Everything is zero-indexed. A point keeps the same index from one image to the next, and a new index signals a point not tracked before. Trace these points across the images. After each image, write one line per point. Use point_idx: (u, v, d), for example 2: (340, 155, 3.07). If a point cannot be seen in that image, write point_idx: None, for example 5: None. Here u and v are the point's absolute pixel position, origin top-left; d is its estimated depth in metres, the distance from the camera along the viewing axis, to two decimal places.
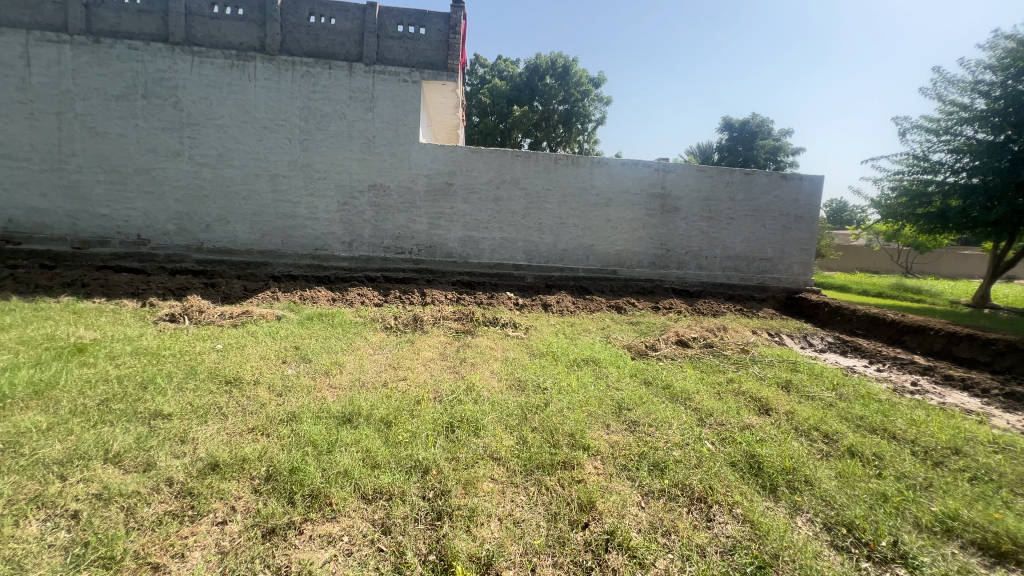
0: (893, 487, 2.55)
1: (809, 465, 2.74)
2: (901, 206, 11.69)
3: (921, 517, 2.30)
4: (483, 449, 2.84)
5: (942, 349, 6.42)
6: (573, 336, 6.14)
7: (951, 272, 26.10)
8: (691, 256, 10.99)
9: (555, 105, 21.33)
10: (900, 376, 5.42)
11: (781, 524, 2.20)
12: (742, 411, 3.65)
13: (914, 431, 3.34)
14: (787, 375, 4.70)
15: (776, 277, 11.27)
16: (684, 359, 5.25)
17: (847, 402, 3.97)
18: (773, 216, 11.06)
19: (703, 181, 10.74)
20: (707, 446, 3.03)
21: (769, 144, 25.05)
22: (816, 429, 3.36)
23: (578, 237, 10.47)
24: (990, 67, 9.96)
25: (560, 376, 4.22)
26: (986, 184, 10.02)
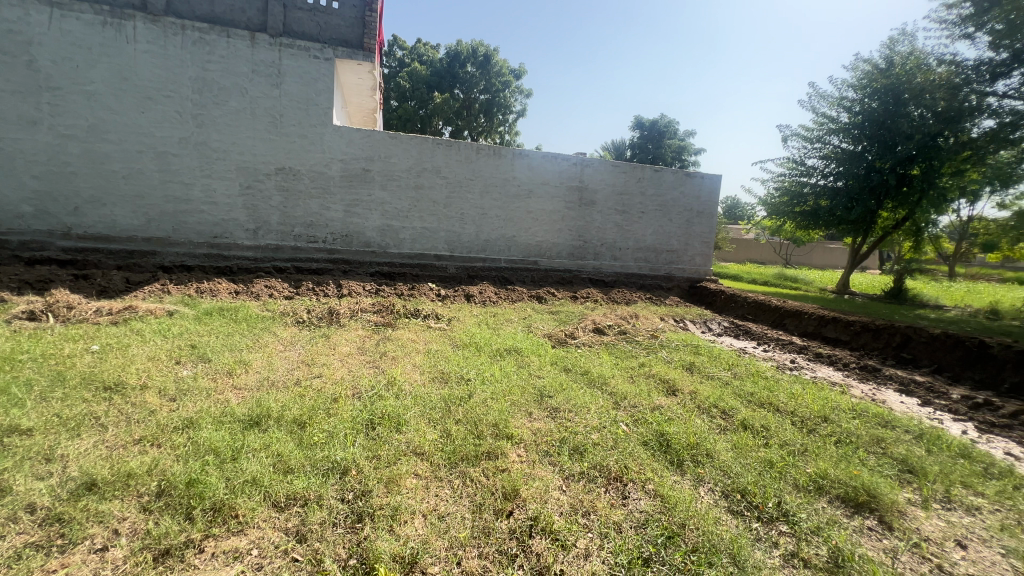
0: (778, 454, 2.90)
1: (710, 439, 3.04)
2: (783, 204, 13.20)
3: (799, 479, 2.64)
4: (405, 445, 2.78)
5: (814, 331, 7.38)
6: (496, 326, 6.20)
7: (820, 263, 30.03)
8: (606, 247, 11.54)
9: (476, 93, 21.13)
10: (781, 355, 6.17)
11: (687, 496, 2.41)
12: (653, 393, 3.93)
13: (793, 403, 3.81)
14: (690, 358, 5.14)
15: (681, 268, 12.21)
16: (601, 346, 5.53)
17: (739, 380, 4.44)
18: (679, 211, 11.95)
19: (617, 176, 11.30)
20: (622, 427, 3.22)
21: (675, 143, 26.94)
22: (715, 407, 3.70)
23: (500, 228, 10.54)
24: (851, 86, 11.53)
25: (483, 367, 4.24)
26: (848, 187, 11.63)
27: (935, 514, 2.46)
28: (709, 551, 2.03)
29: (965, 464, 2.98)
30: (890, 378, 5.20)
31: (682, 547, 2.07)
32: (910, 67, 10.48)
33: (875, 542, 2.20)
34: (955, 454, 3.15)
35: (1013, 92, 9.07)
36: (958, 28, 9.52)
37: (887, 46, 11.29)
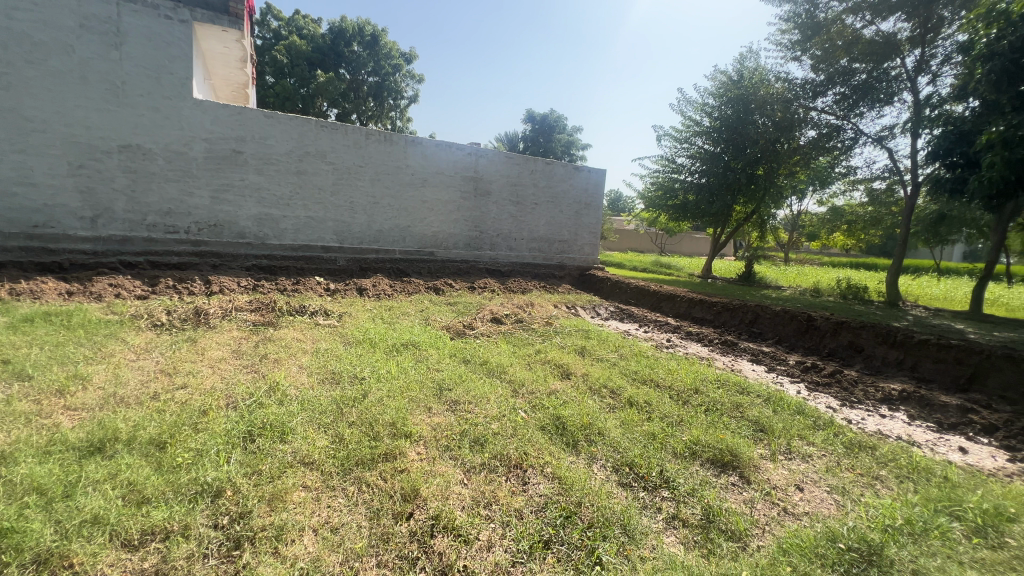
0: (659, 426, 3.21)
1: (600, 418, 3.26)
2: (658, 198, 14.56)
3: (677, 447, 2.94)
4: (291, 455, 2.56)
5: (685, 312, 8.30)
6: (392, 320, 5.97)
7: (688, 251, 33.83)
8: (502, 238, 11.73)
9: (364, 75, 19.96)
10: (659, 335, 6.83)
11: (582, 475, 2.55)
12: (549, 378, 4.11)
13: (669, 378, 4.25)
14: (582, 342, 5.45)
15: (572, 257, 12.86)
16: (498, 336, 5.61)
17: (625, 360, 4.83)
18: (569, 203, 12.56)
19: (511, 168, 11.53)
20: (520, 414, 3.31)
21: (564, 138, 28.22)
22: (605, 387, 3.98)
23: (393, 218, 10.15)
24: (711, 93, 13.01)
25: (379, 363, 4.07)
26: (710, 184, 13.17)
27: (780, 464, 2.91)
28: (604, 526, 2.17)
29: (800, 419, 3.57)
30: (744, 351, 6.04)
31: (579, 524, 2.18)
32: (754, 80, 12.12)
33: (738, 496, 2.53)
34: (793, 411, 3.76)
35: (828, 108, 10.98)
36: (789, 51, 11.22)
37: (738, 61, 12.92)
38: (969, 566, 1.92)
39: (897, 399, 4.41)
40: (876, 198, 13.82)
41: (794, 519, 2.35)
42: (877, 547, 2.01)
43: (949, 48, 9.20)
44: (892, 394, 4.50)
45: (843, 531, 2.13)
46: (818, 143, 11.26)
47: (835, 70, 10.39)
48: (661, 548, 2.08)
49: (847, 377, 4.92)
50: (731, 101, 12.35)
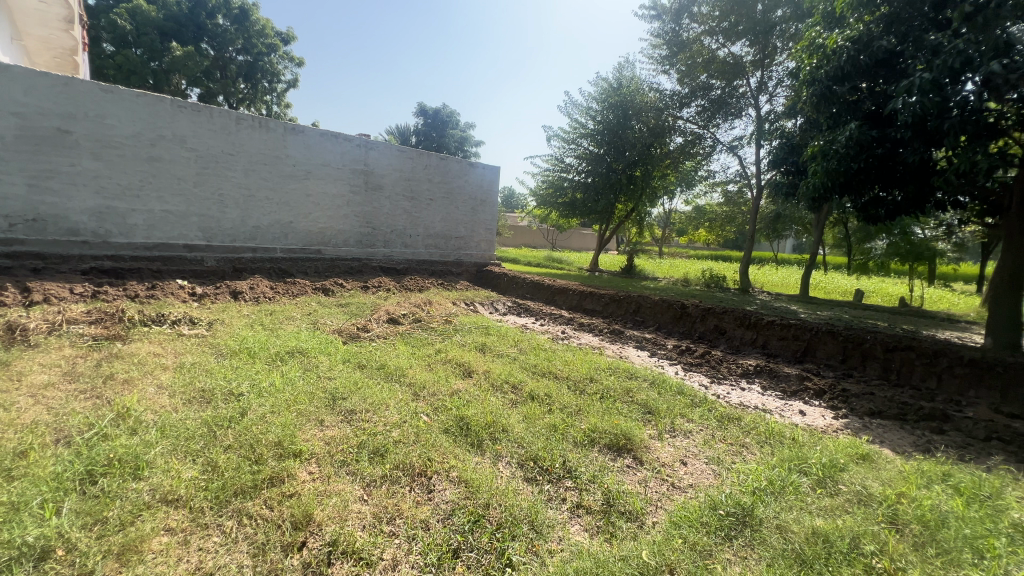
0: (560, 418, 3.33)
1: (504, 415, 3.30)
2: (549, 196, 15.19)
3: (578, 436, 3.09)
4: (149, 494, 2.18)
5: (577, 305, 8.78)
6: (274, 326, 5.42)
7: (579, 245, 36.03)
8: (396, 234, 11.30)
9: (231, 52, 17.82)
10: (554, 327, 7.15)
11: (489, 475, 2.54)
12: (450, 378, 4.04)
13: (567, 369, 4.44)
14: (483, 339, 5.47)
15: (470, 253, 12.82)
16: (396, 337, 5.40)
17: (525, 354, 4.95)
18: (465, 199, 12.51)
19: (404, 162, 11.16)
20: (422, 419, 3.21)
21: (457, 134, 28.18)
22: (507, 382, 4.04)
23: (272, 213, 9.24)
24: (594, 98, 13.84)
25: (260, 376, 3.66)
26: (595, 184, 14.04)
27: (666, 442, 3.19)
28: (512, 525, 2.18)
29: (681, 399, 3.96)
30: (630, 338, 6.56)
31: (487, 527, 2.17)
32: (631, 89, 13.18)
33: (633, 477, 2.72)
34: (674, 391, 4.16)
35: (692, 118, 12.37)
36: (660, 64, 12.37)
37: (617, 70, 13.91)
38: (815, 513, 2.30)
39: (753, 373, 5.13)
40: (730, 199, 15.92)
41: (680, 492, 2.59)
42: (750, 509, 2.30)
43: (782, 72, 10.82)
44: (749, 368, 5.22)
45: (722, 498, 2.39)
46: (685, 149, 12.83)
47: (697, 84, 11.71)
48: (567, 539, 2.15)
49: (714, 357, 5.60)
50: (612, 106, 13.28)
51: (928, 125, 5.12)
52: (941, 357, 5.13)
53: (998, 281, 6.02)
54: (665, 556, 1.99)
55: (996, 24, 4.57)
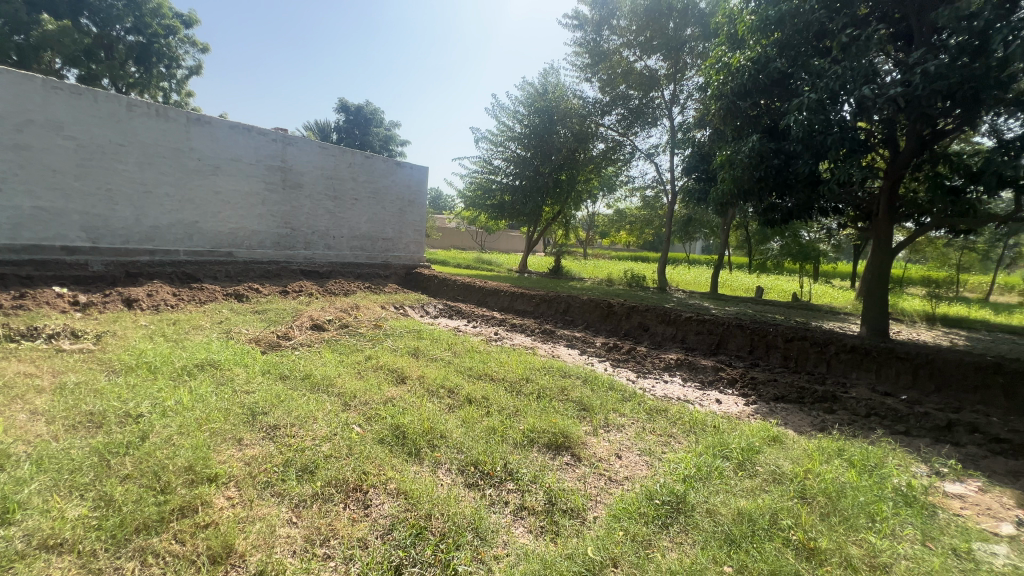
0: (499, 420, 3.32)
1: (442, 420, 3.23)
2: (477, 198, 15.18)
3: (517, 437, 3.10)
4: (24, 542, 1.86)
5: (509, 306, 8.85)
6: (178, 337, 4.88)
7: (506, 247, 36.62)
8: (318, 236, 10.69)
9: (118, 31, 15.83)
10: (487, 329, 7.13)
11: (429, 485, 2.47)
12: (383, 385, 3.89)
13: (502, 370, 4.46)
14: (415, 343, 5.32)
15: (398, 255, 12.43)
16: (321, 344, 5.10)
17: (459, 357, 4.88)
18: (392, 199, 12.14)
19: (325, 159, 10.62)
20: (355, 430, 3.05)
21: (382, 132, 27.36)
22: (443, 387, 3.95)
23: (174, 212, 8.35)
24: (520, 102, 14.04)
25: (164, 393, 3.27)
26: (522, 186, 14.25)
27: (601, 437, 3.30)
28: (456, 534, 2.12)
29: (613, 394, 4.12)
30: (561, 337, 6.72)
31: (430, 539, 2.10)
32: (556, 95, 13.55)
33: (572, 474, 2.77)
34: (606, 388, 4.31)
35: (613, 126, 13.02)
36: (583, 72, 12.88)
37: (542, 75, 14.24)
38: (739, 495, 2.49)
39: (674, 366, 5.47)
40: (648, 203, 16.92)
41: (616, 485, 2.69)
42: (682, 496, 2.44)
43: (691, 86, 11.71)
44: (671, 362, 5.57)
45: (656, 487, 2.51)
46: (607, 155, 13.49)
47: (617, 94, 12.36)
48: (512, 542, 2.14)
49: (639, 352, 5.91)
50: (538, 111, 13.57)
51: (816, 139, 5.77)
52: (830, 345, 5.80)
53: (869, 277, 6.89)
54: (609, 550, 2.04)
55: (866, 55, 5.27)
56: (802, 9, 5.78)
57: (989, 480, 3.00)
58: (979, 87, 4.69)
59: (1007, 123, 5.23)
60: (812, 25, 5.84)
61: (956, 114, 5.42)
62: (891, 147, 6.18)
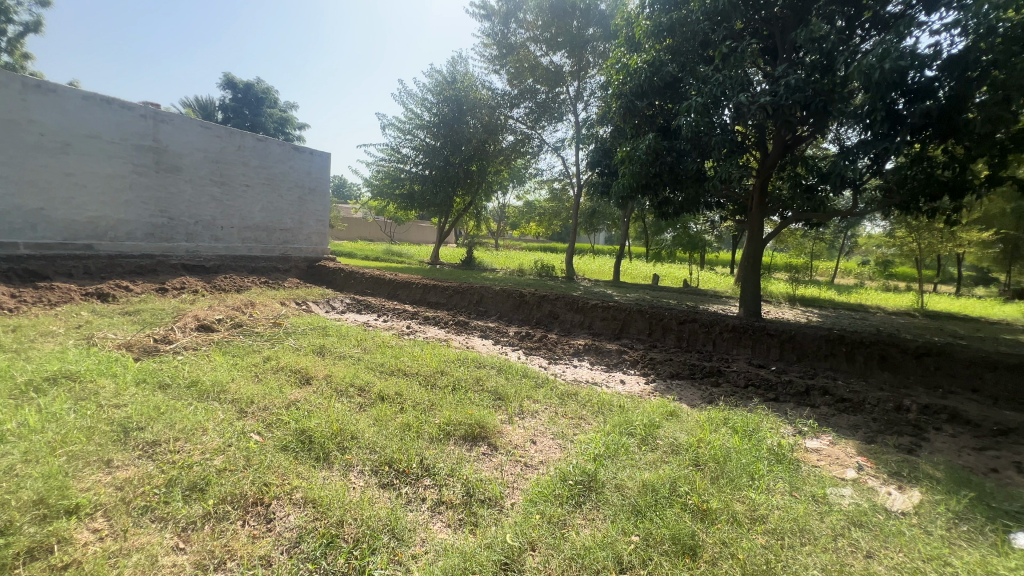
0: (413, 416, 3.25)
1: (352, 421, 3.08)
2: (385, 187, 14.61)
3: (433, 431, 3.05)
4: None
5: (421, 298, 8.67)
6: (21, 347, 4.09)
7: (416, 239, 35.84)
8: (202, 226, 9.57)
9: None
10: (399, 323, 6.92)
11: (340, 489, 2.35)
12: (285, 388, 3.60)
13: (416, 365, 4.36)
14: (320, 341, 5.00)
15: (299, 247, 11.52)
16: (210, 347, 4.59)
17: (370, 354, 4.68)
18: (290, 187, 11.22)
19: (209, 140, 9.51)
20: (253, 438, 2.80)
21: (276, 114, 25.15)
22: (352, 385, 3.77)
23: (9, 196, 7.00)
24: (428, 90, 13.69)
25: (3, 415, 2.72)
26: (432, 176, 13.94)
27: (517, 425, 3.38)
28: (370, 539, 2.04)
29: (526, 381, 4.24)
30: (475, 328, 6.74)
31: (343, 546, 2.00)
32: (465, 84, 13.43)
33: (490, 463, 2.79)
34: (519, 375, 4.42)
35: (522, 119, 13.26)
36: (491, 64, 12.93)
37: (450, 64, 14.03)
38: (643, 468, 2.70)
39: (583, 351, 5.75)
40: (556, 195, 17.52)
41: (532, 470, 2.77)
42: (593, 474, 2.58)
43: (593, 84, 12.26)
44: (579, 347, 5.84)
45: (569, 468, 2.63)
46: (516, 147, 13.69)
47: (524, 87, 12.57)
48: (431, 539, 2.11)
49: (551, 339, 6.12)
50: (446, 99, 13.34)
51: (702, 139, 6.36)
52: (715, 326, 6.48)
53: (745, 264, 7.78)
54: (527, 534, 2.10)
55: (741, 65, 5.91)
56: (689, 19, 6.34)
57: (836, 433, 3.57)
58: (827, 100, 5.47)
59: (848, 132, 6.18)
60: (698, 35, 6.43)
61: (810, 123, 6.29)
62: (761, 149, 7.01)
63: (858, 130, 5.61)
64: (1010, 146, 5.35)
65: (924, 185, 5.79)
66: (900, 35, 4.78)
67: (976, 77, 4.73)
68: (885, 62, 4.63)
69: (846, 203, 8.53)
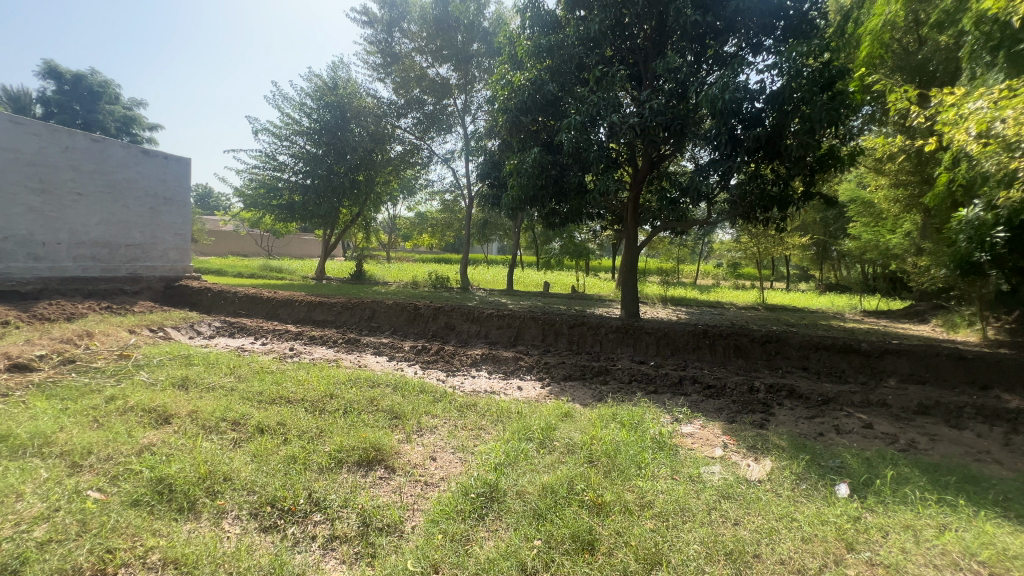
0: (299, 446, 2.97)
1: (225, 460, 2.72)
2: (260, 198, 13.38)
3: (322, 461, 2.82)
4: None
5: (305, 316, 8.03)
6: None
7: (299, 253, 33.22)
8: (15, 242, 7.88)
9: None
10: (280, 345, 6.33)
11: (210, 541, 2.06)
12: (136, 431, 3.07)
13: (302, 390, 4.00)
14: (182, 372, 4.35)
15: (152, 265, 9.93)
16: (29, 391, 3.74)
17: (246, 382, 4.19)
18: (138, 196, 9.64)
19: (21, 138, 7.89)
20: (92, 497, 2.33)
21: (118, 111, 21.64)
22: (223, 420, 3.33)
23: None
24: (308, 95, 12.85)
25: None
26: (314, 186, 13.04)
27: (415, 443, 3.26)
28: None
29: (424, 397, 4.12)
30: (368, 345, 6.42)
31: None
32: (348, 91, 12.85)
33: (387, 488, 2.66)
34: (416, 391, 4.27)
35: (410, 129, 13.06)
36: (375, 71, 12.56)
37: (331, 69, 13.34)
38: (542, 471, 2.77)
39: (480, 361, 5.77)
40: (448, 206, 17.51)
41: (433, 488, 2.69)
42: (495, 484, 2.59)
43: (480, 98, 12.51)
44: (477, 357, 5.84)
45: (471, 482, 2.60)
46: (406, 157, 13.39)
47: (411, 98, 12.40)
48: None
49: (447, 351, 6.05)
50: (328, 106, 12.63)
51: (582, 155, 6.84)
52: (602, 327, 6.96)
53: (625, 269, 8.48)
54: (430, 556, 2.04)
55: (612, 89, 6.49)
56: (566, 43, 6.87)
57: (705, 417, 4.03)
58: (683, 123, 6.23)
59: (701, 152, 7.10)
60: (574, 59, 6.94)
61: (671, 143, 7.10)
62: (633, 165, 7.73)
63: (708, 151, 6.47)
64: (817, 167, 6.58)
65: (759, 198, 6.85)
66: (735, 71, 5.64)
67: (790, 111, 5.74)
68: (725, 93, 5.44)
69: (702, 213, 9.74)
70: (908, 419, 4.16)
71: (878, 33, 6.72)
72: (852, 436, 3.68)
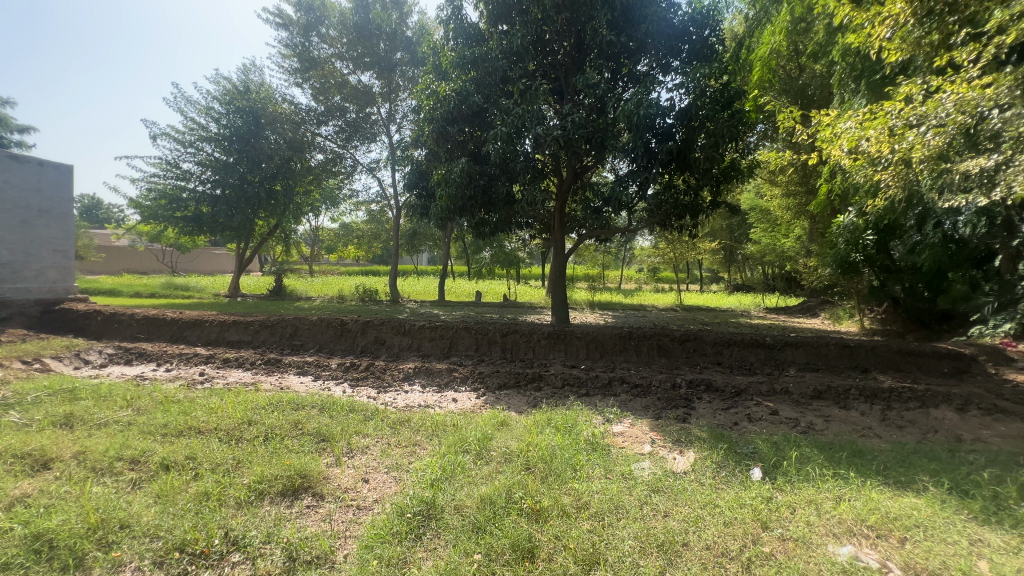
0: (212, 481, 2.70)
1: (121, 505, 2.41)
2: (161, 209, 12.16)
3: (240, 495, 2.58)
4: None
5: (217, 337, 7.37)
6: None
7: (208, 269, 30.53)
8: None
9: None
10: (188, 370, 5.75)
11: None
12: (6, 481, 2.63)
13: (214, 418, 3.65)
14: (66, 408, 3.80)
15: (25, 286, 8.66)
16: None
17: (147, 415, 3.74)
18: (5, 209, 8.33)
19: None
20: None
21: None
22: (119, 460, 2.95)
23: None
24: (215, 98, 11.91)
25: None
26: (224, 196, 12.08)
27: (346, 466, 3.09)
28: None
29: (354, 416, 3.93)
30: (290, 365, 6.00)
31: None
32: (262, 95, 12.08)
33: (315, 516, 2.50)
34: (346, 411, 4.06)
35: (331, 137, 12.53)
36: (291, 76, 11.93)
37: (242, 71, 12.47)
38: (479, 483, 2.75)
39: (413, 375, 5.61)
40: (374, 216, 16.96)
41: (367, 511, 2.57)
42: (432, 501, 2.52)
43: (406, 107, 12.32)
44: (410, 371, 5.67)
45: (406, 501, 2.51)
46: (327, 166, 12.81)
47: (331, 104, 11.93)
48: None
49: (377, 366, 5.82)
50: (238, 110, 11.79)
51: (509, 165, 6.95)
52: (534, 334, 7.07)
53: (554, 276, 8.68)
54: None
55: (536, 102, 6.69)
56: (490, 55, 6.97)
57: (634, 416, 4.22)
58: (603, 136, 6.56)
59: (620, 163, 7.49)
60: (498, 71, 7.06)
61: (593, 154, 7.43)
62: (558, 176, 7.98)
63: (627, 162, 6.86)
64: (721, 178, 7.19)
65: (673, 207, 7.35)
66: (648, 89, 6.05)
67: (697, 126, 6.25)
68: (639, 109, 5.82)
69: (624, 222, 10.27)
70: (806, 403, 4.64)
71: (766, 60, 7.54)
72: (762, 422, 4.04)
